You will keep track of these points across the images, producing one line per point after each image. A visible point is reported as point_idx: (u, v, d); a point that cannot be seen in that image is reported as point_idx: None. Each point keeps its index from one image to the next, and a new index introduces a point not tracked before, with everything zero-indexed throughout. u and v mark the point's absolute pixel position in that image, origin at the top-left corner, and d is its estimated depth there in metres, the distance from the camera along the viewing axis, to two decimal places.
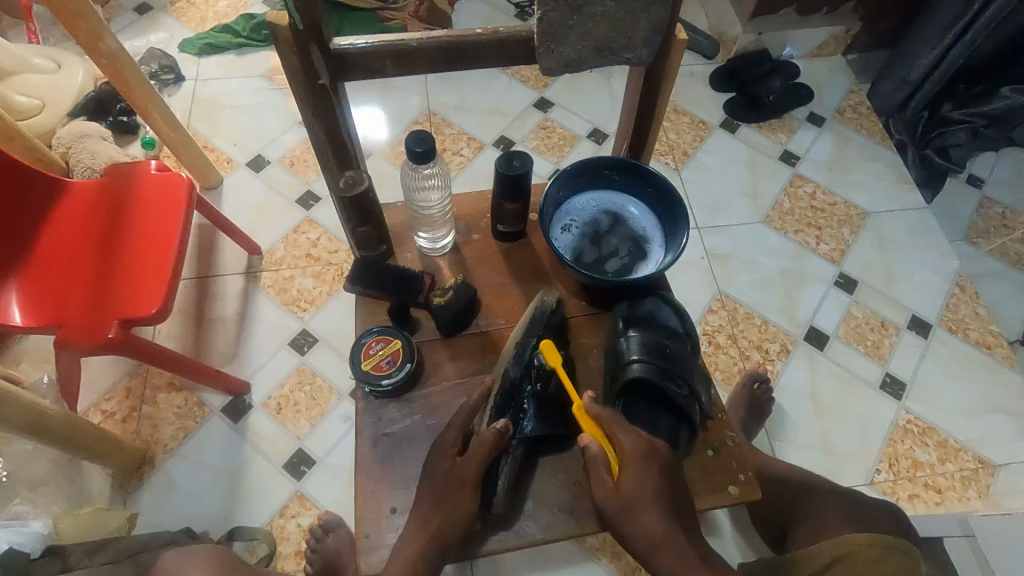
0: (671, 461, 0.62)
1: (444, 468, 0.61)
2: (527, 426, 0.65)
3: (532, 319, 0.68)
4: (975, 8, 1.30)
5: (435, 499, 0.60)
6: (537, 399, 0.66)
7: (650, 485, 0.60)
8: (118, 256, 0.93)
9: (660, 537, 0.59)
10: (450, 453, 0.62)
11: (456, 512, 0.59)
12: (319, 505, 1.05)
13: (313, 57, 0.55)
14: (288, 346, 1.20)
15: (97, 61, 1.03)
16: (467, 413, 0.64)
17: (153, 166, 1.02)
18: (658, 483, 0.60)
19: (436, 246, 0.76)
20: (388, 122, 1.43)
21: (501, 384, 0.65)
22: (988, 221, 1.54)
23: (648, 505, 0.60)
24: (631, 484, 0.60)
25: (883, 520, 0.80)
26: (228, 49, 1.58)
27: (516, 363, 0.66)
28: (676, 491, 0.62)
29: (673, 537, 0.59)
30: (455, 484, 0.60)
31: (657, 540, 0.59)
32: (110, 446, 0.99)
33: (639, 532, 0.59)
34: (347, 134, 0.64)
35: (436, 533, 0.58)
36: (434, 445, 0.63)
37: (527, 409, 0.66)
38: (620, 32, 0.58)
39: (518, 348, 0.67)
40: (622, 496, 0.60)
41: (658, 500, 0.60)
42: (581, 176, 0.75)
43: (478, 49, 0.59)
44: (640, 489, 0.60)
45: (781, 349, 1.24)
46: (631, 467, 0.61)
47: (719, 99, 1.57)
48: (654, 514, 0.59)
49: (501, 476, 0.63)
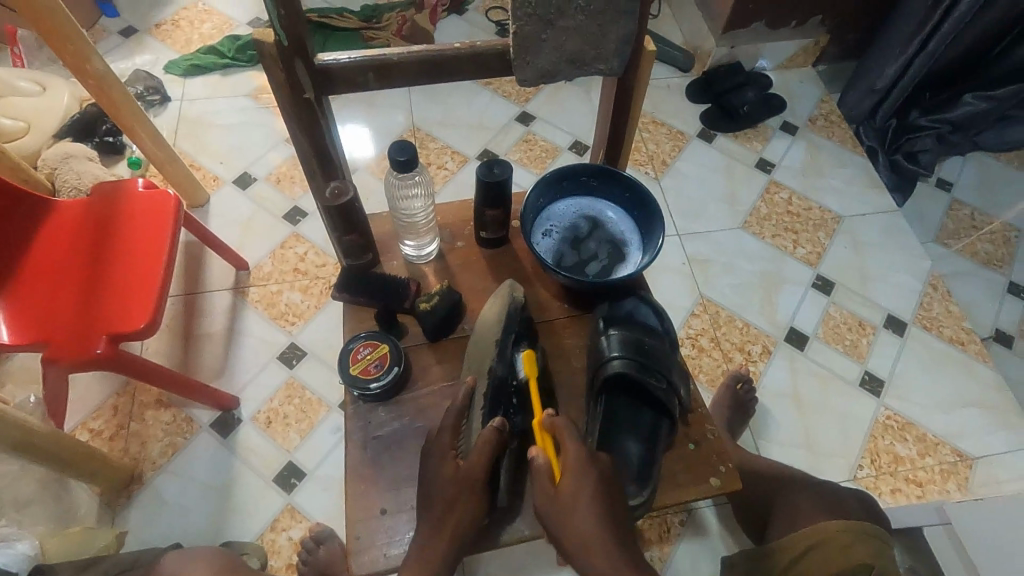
0: (612, 475, 0.63)
1: (447, 473, 0.61)
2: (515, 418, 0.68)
3: (508, 312, 0.68)
4: (934, 20, 1.36)
5: (444, 505, 0.60)
6: (524, 393, 0.69)
7: (588, 491, 0.61)
8: (107, 273, 0.94)
9: (591, 539, 0.59)
10: (450, 456, 0.62)
11: (468, 514, 0.60)
12: (311, 517, 1.06)
13: (297, 71, 0.58)
14: (277, 360, 1.21)
15: (85, 82, 1.04)
16: (459, 414, 0.64)
17: (141, 183, 1.03)
18: (596, 495, 0.61)
19: (421, 253, 0.78)
20: (373, 138, 1.46)
21: (489, 381, 0.65)
22: (958, 222, 1.59)
23: (582, 512, 0.60)
24: (568, 487, 0.61)
25: (856, 508, 0.84)
26: (214, 70, 1.60)
27: (501, 360, 0.67)
28: (615, 502, 0.62)
29: (607, 545, 0.59)
30: (462, 488, 0.60)
31: (587, 543, 0.59)
32: (98, 464, 0.99)
33: (573, 534, 0.60)
34: (331, 146, 0.67)
35: (452, 538, 0.59)
36: (431, 448, 0.63)
37: (516, 404, 0.69)
38: (591, 44, 0.61)
39: (499, 343, 0.67)
40: (560, 499, 0.61)
41: (593, 505, 0.60)
42: (560, 183, 0.78)
43: (457, 62, 0.61)
44: (577, 491, 0.61)
45: (762, 350, 1.27)
46: (572, 473, 0.61)
47: (695, 110, 1.62)
48: (588, 519, 0.60)
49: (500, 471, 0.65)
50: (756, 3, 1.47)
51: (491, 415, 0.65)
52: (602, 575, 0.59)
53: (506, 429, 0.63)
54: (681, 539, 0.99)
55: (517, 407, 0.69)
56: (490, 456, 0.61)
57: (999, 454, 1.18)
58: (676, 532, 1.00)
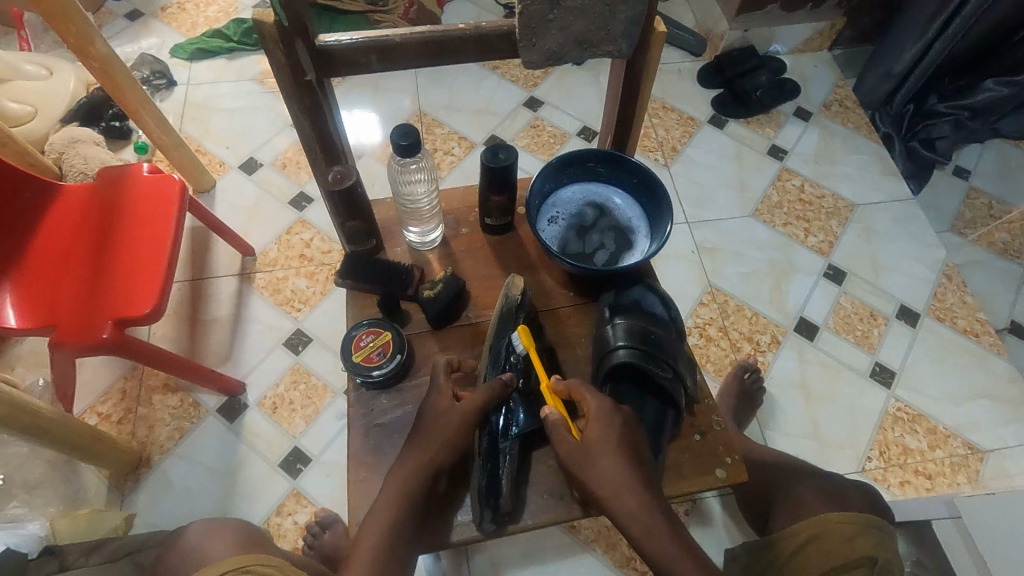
0: (634, 429, 0.63)
1: (444, 406, 0.64)
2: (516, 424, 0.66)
3: (505, 312, 0.67)
4: (954, 5, 1.32)
5: (436, 436, 0.62)
6: (523, 393, 0.67)
7: (614, 436, 0.61)
8: (112, 257, 0.94)
9: (618, 484, 0.59)
10: (447, 393, 0.65)
11: (455, 448, 0.62)
12: (316, 502, 1.06)
13: (298, 53, 0.56)
14: (283, 345, 1.21)
15: (89, 67, 1.03)
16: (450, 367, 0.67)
17: (146, 167, 1.03)
18: (619, 441, 0.61)
19: (425, 240, 0.77)
20: (380, 123, 1.45)
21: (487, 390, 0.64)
22: (975, 212, 1.56)
23: (609, 456, 0.60)
24: (591, 433, 0.61)
25: (856, 500, 0.80)
26: (219, 54, 1.59)
27: (493, 368, 0.67)
28: (639, 450, 0.62)
29: (635, 489, 0.59)
30: (450, 418, 0.63)
31: (616, 489, 0.59)
32: (105, 446, 0.99)
33: (600, 480, 0.59)
34: (334, 128, 0.65)
35: (433, 465, 0.61)
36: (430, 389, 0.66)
37: (514, 405, 0.67)
38: (599, 24, 0.59)
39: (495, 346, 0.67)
40: (585, 448, 0.61)
41: (618, 452, 0.60)
42: (566, 168, 0.76)
43: (461, 42, 0.60)
44: (601, 440, 0.61)
45: (771, 340, 1.25)
46: (594, 421, 0.62)
47: (707, 95, 1.59)
48: (616, 465, 0.60)
49: (501, 475, 0.64)
50: None
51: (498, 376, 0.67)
52: (638, 523, 0.58)
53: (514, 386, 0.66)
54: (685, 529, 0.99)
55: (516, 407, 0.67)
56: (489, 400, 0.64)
57: (1013, 447, 1.16)
58: (681, 521, 0.99)
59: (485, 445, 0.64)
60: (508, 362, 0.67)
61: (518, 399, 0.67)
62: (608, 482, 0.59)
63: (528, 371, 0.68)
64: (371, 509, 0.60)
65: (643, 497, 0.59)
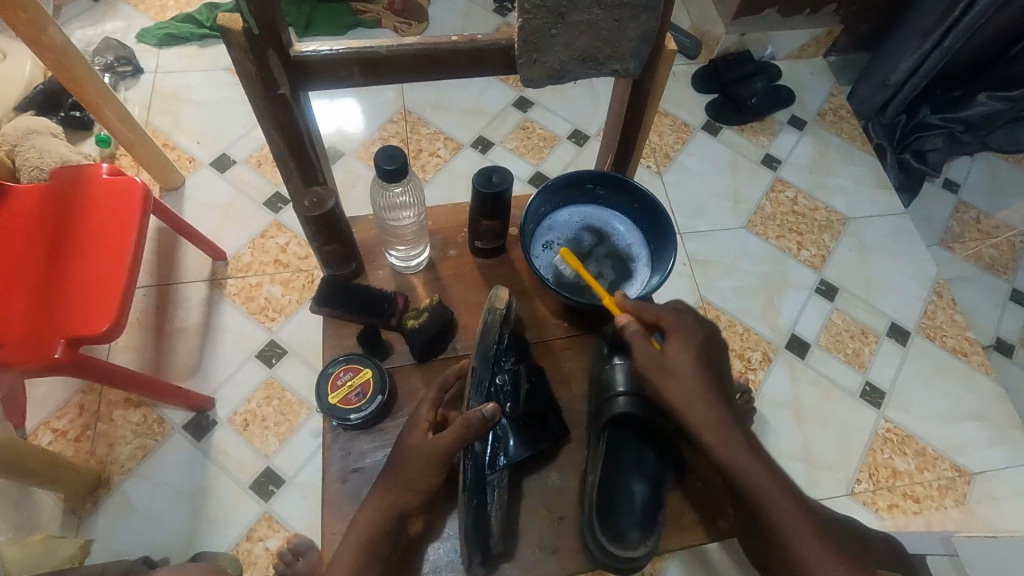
0: (713, 345, 0.62)
1: (418, 442, 0.58)
2: (509, 452, 0.62)
3: (489, 325, 0.59)
4: (953, 16, 1.29)
5: (404, 482, 0.57)
6: (510, 420, 0.62)
7: (695, 354, 0.60)
8: (66, 268, 0.86)
9: (702, 401, 0.58)
10: (422, 425, 0.59)
11: (410, 505, 0.56)
12: (289, 526, 1.01)
13: (270, 63, 0.50)
14: (255, 357, 1.14)
15: (42, 55, 0.94)
16: (443, 387, 0.62)
17: (105, 168, 0.94)
18: (696, 356, 0.60)
19: (409, 264, 0.72)
20: (362, 120, 1.37)
21: (466, 420, 0.55)
22: (963, 226, 1.56)
23: (692, 370, 0.59)
24: (672, 347, 0.60)
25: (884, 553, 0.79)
26: (191, 41, 1.49)
27: (478, 393, 0.58)
28: (720, 374, 0.61)
29: (716, 405, 0.58)
30: (419, 458, 0.57)
31: (695, 405, 0.58)
32: (59, 470, 0.92)
33: (682, 394, 0.58)
34: (310, 144, 0.59)
35: (399, 509, 0.57)
36: (409, 417, 0.60)
37: (503, 433, 0.62)
38: (606, 41, 0.54)
39: (477, 374, 0.58)
40: (665, 360, 0.59)
41: (699, 371, 0.59)
42: (564, 190, 0.72)
43: (454, 57, 0.54)
44: (681, 353, 0.59)
45: (762, 357, 1.23)
46: (676, 336, 0.61)
47: (701, 100, 1.55)
48: (699, 381, 0.59)
49: (493, 512, 0.59)
50: None
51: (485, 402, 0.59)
52: (719, 442, 0.58)
53: (496, 419, 0.55)
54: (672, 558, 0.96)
55: (505, 433, 0.62)
56: (464, 439, 0.55)
57: (999, 469, 1.16)
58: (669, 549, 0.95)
59: (471, 482, 0.55)
60: (494, 386, 0.62)
61: (506, 428, 0.62)
62: (688, 399, 0.58)
63: (516, 394, 0.63)
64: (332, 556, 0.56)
65: (723, 414, 0.59)
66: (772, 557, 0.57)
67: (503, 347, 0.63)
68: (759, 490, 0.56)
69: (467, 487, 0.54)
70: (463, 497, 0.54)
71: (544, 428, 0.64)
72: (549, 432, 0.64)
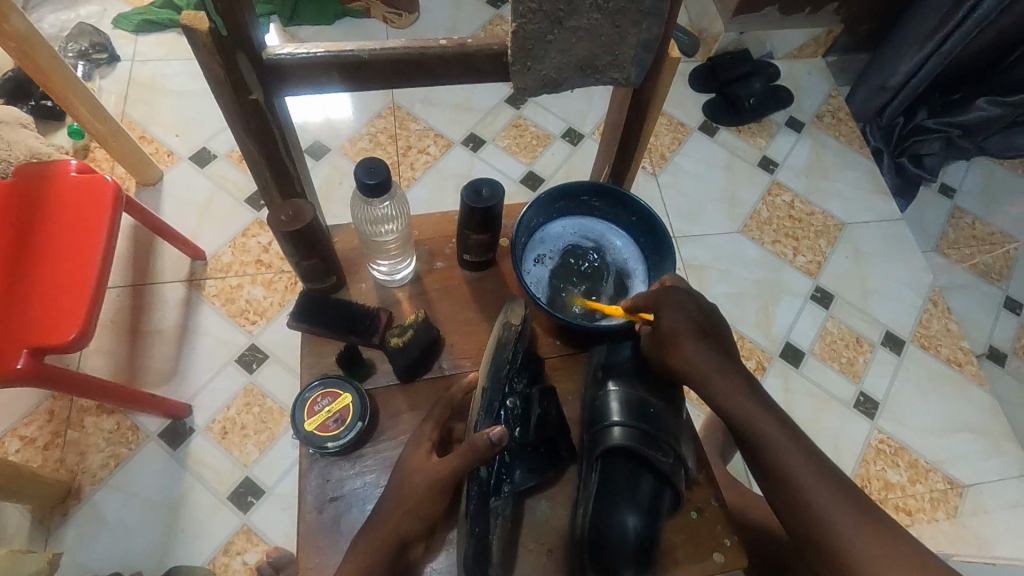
0: (713, 315, 0.62)
1: (415, 466, 0.55)
2: (516, 477, 0.60)
3: (502, 342, 0.58)
4: (955, 20, 1.26)
5: (401, 511, 0.54)
6: (518, 447, 0.60)
7: (689, 322, 0.60)
8: (30, 271, 0.81)
9: (710, 370, 0.59)
10: (425, 447, 0.56)
11: (392, 538, 0.53)
12: (268, 539, 0.97)
13: (241, 67, 0.46)
14: (235, 362, 1.10)
15: (4, 45, 0.88)
16: (448, 407, 0.59)
17: (73, 165, 0.89)
18: (695, 327, 0.60)
19: (394, 277, 0.68)
20: (348, 115, 1.33)
21: (475, 444, 0.53)
22: (959, 232, 1.54)
23: (691, 338, 0.59)
24: (666, 322, 0.61)
25: None
26: (170, 27, 1.43)
27: (487, 416, 0.56)
28: (721, 340, 0.61)
29: (720, 369, 0.59)
30: (418, 481, 0.54)
31: (708, 374, 0.58)
32: (24, 482, 0.88)
33: (689, 365, 0.59)
34: (286, 151, 0.55)
35: (399, 537, 0.53)
36: (410, 436, 0.58)
37: (510, 460, 0.60)
38: (606, 48, 0.50)
39: (487, 395, 0.56)
40: (663, 335, 0.60)
41: (698, 338, 0.60)
42: (558, 202, 0.68)
43: (441, 62, 0.50)
44: (677, 326, 0.60)
45: (756, 365, 1.21)
46: (668, 306, 0.61)
47: (698, 99, 1.51)
48: (698, 350, 0.59)
49: (494, 540, 0.56)
50: None
51: (492, 423, 0.56)
52: (737, 412, 0.57)
53: (502, 444, 0.54)
54: None
55: (511, 461, 0.60)
56: (471, 463, 0.53)
57: (990, 481, 1.15)
58: None
59: (473, 507, 0.53)
60: (504, 409, 0.59)
61: (512, 454, 0.60)
62: (694, 370, 0.59)
63: (525, 419, 0.60)
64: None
65: (733, 380, 0.59)
66: (797, 523, 0.55)
67: (516, 367, 0.61)
68: (783, 457, 0.55)
69: (468, 510, 0.52)
70: (465, 522, 0.53)
71: (550, 454, 0.61)
72: (556, 457, 0.62)
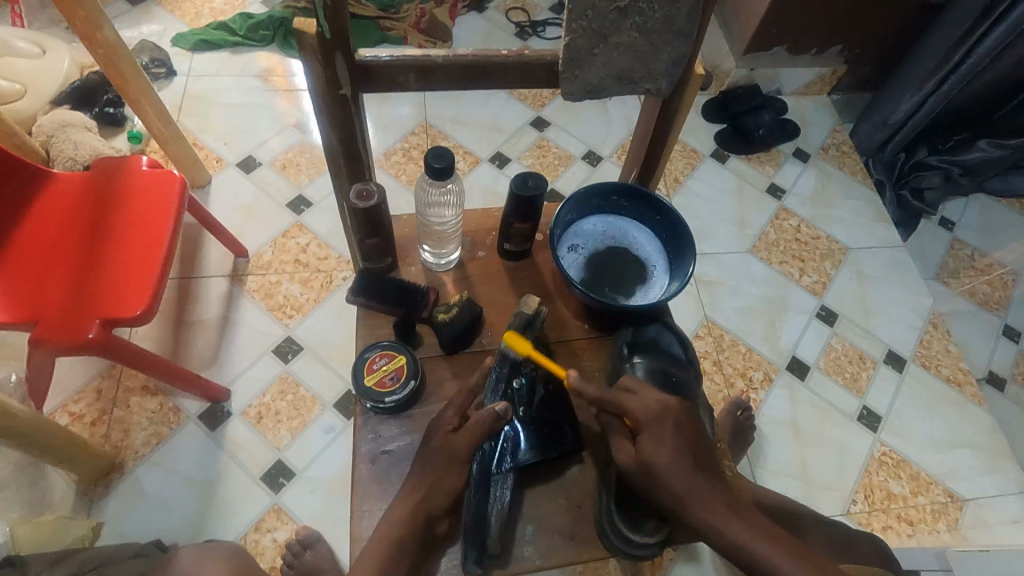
0: (698, 434, 0.62)
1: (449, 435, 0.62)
2: (521, 457, 0.66)
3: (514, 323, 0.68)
4: (952, 62, 1.36)
5: (438, 469, 0.61)
6: (522, 425, 0.67)
7: (669, 440, 0.60)
8: (104, 252, 0.89)
9: (687, 496, 0.59)
10: (449, 429, 0.63)
11: (436, 491, 0.60)
12: (297, 519, 1.02)
13: (336, 65, 0.55)
14: (271, 353, 1.17)
15: (94, 51, 0.99)
16: (472, 395, 0.65)
17: (144, 161, 0.98)
18: (679, 440, 0.60)
19: (441, 261, 0.76)
20: (383, 131, 1.43)
21: (481, 417, 0.62)
22: (958, 262, 1.61)
23: (669, 464, 0.59)
24: (645, 444, 0.60)
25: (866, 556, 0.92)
26: (223, 47, 1.55)
27: (493, 395, 0.66)
28: (698, 443, 0.62)
29: (703, 491, 0.59)
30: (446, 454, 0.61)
31: (687, 502, 0.58)
32: (77, 449, 0.94)
33: (667, 493, 0.59)
34: (361, 141, 0.64)
35: (440, 489, 0.60)
36: (435, 420, 0.65)
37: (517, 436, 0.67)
38: (642, 62, 0.59)
39: (496, 378, 0.66)
40: (644, 464, 0.60)
41: (679, 457, 0.60)
42: (590, 200, 0.77)
43: (501, 69, 0.59)
44: (654, 449, 0.60)
45: (763, 377, 1.27)
46: (646, 428, 0.61)
47: (710, 129, 1.61)
48: (680, 471, 0.59)
49: (494, 515, 0.63)
50: (779, 27, 1.47)
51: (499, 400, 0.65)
52: (722, 534, 0.58)
53: (507, 417, 0.62)
54: (673, 564, 0.98)
55: (516, 438, 0.67)
56: (480, 437, 0.61)
57: (990, 497, 1.19)
58: (669, 557, 0.98)
59: (474, 475, 0.63)
60: (510, 388, 0.67)
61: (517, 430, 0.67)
62: (674, 495, 0.59)
63: (530, 399, 0.68)
64: (359, 557, 0.60)
65: (710, 495, 0.59)
66: None
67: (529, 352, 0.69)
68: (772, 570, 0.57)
69: (467, 478, 0.62)
70: (468, 490, 0.62)
71: (555, 435, 0.68)
72: (562, 442, 0.68)
